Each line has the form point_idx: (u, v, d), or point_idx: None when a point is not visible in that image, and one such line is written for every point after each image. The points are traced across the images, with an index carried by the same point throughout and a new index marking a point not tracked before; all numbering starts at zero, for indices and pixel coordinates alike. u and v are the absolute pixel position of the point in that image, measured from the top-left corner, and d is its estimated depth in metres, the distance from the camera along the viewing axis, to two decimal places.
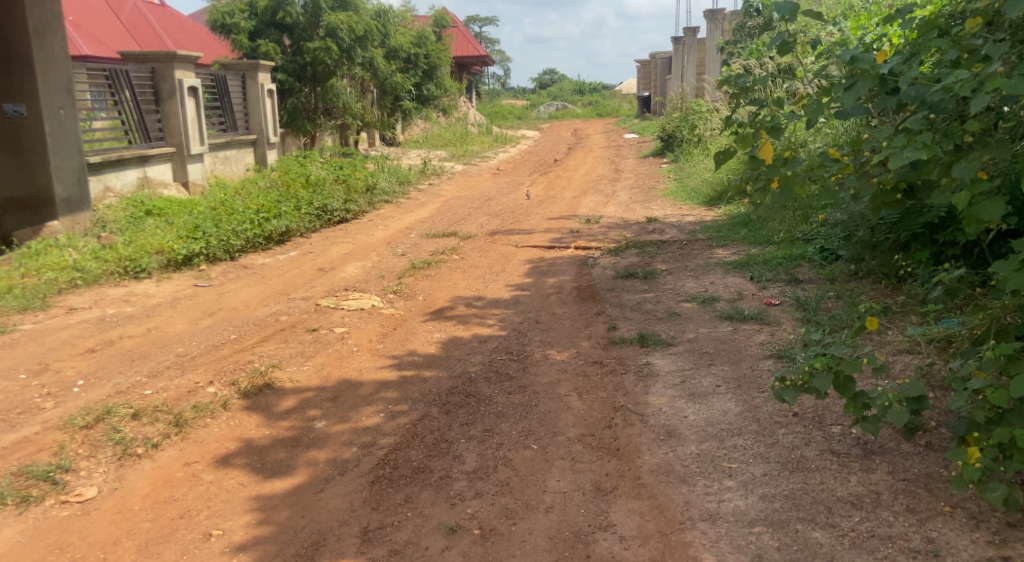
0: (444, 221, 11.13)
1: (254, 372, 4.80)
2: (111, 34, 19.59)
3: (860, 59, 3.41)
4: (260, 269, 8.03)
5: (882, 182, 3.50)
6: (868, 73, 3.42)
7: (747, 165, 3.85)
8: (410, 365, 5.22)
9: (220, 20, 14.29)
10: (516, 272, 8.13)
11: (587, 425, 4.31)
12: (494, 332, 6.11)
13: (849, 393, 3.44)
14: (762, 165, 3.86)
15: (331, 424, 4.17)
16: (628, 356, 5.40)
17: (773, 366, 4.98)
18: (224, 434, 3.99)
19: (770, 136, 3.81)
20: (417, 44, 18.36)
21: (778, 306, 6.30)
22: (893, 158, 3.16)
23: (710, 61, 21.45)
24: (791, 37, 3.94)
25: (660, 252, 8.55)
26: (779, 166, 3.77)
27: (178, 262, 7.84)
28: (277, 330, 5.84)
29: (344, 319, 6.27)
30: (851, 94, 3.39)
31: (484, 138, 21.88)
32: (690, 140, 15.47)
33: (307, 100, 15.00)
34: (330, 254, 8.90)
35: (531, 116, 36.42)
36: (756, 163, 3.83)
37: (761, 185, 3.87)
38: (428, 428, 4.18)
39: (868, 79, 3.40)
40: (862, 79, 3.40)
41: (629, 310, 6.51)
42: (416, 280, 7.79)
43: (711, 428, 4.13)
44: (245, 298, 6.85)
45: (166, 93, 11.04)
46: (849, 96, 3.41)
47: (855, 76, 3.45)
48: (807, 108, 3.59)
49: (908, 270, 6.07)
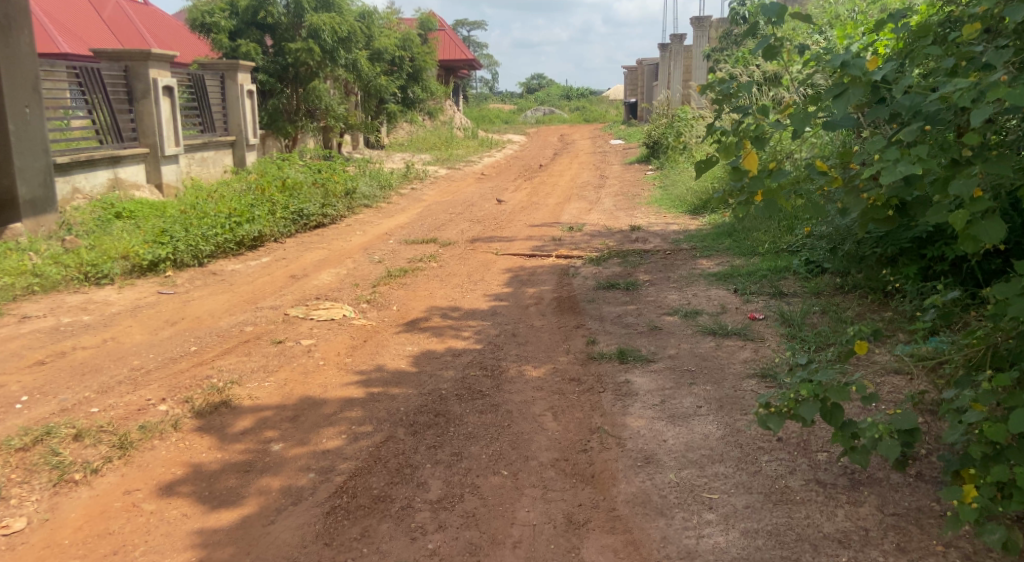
0: (424, 227, 10.89)
1: (210, 388, 4.56)
2: (92, 31, 19.27)
3: (851, 64, 3.18)
4: (230, 275, 7.77)
5: (873, 198, 3.27)
6: (859, 80, 3.19)
7: (730, 176, 3.62)
8: (377, 382, 4.98)
9: (200, 19, 14.01)
10: (495, 281, 7.90)
11: (561, 449, 4.08)
12: (469, 346, 5.87)
13: (837, 422, 3.23)
14: (746, 177, 3.63)
15: (288, 447, 3.94)
16: (606, 373, 5.17)
17: (756, 386, 4.77)
18: (172, 458, 3.76)
19: (754, 145, 3.58)
20: (402, 46, 18.14)
21: (762, 321, 6.09)
22: (886, 172, 2.93)
23: (697, 68, 21.36)
24: (778, 40, 3.71)
25: (643, 262, 8.34)
26: (763, 178, 3.54)
27: (144, 268, 7.58)
28: (240, 341, 5.58)
29: (312, 330, 6.02)
30: (842, 102, 3.16)
31: (470, 142, 21.67)
32: (676, 147, 15.31)
33: (288, 101, 14.72)
34: (304, 260, 8.65)
35: (518, 120, 36.24)
36: (739, 175, 3.60)
37: (744, 198, 3.64)
38: (391, 452, 3.94)
39: (860, 86, 3.16)
40: (853, 86, 3.17)
41: (609, 324, 6.29)
42: (390, 289, 7.54)
43: (690, 454, 3.91)
44: (210, 306, 6.58)
45: (140, 93, 10.76)
46: (839, 105, 3.18)
47: (845, 83, 3.22)
48: (793, 116, 3.35)
49: (896, 285, 5.89)
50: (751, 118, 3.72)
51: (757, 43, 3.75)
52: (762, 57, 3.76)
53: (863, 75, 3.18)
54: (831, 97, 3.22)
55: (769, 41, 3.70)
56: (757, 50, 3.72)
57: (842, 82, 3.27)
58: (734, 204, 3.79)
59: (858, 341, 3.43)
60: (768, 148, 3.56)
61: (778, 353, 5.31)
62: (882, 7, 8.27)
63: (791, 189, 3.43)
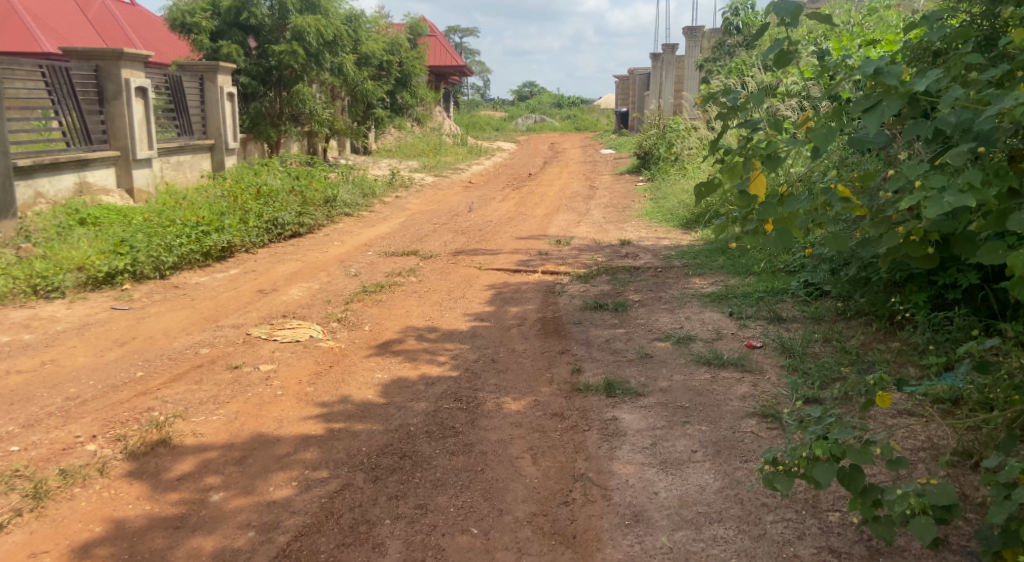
0: (406, 238, 10.42)
1: (149, 423, 4.10)
2: (75, 28, 18.75)
3: (885, 72, 2.76)
4: (193, 289, 7.29)
5: (909, 232, 2.90)
6: (894, 90, 2.80)
7: (737, 203, 3.21)
8: (339, 417, 4.51)
9: (180, 19, 13.39)
10: (477, 299, 7.45)
11: (539, 500, 3.64)
12: (444, 373, 5.40)
13: (857, 487, 2.82)
14: (754, 203, 3.24)
15: (229, 497, 3.52)
16: (592, 408, 4.72)
17: (757, 428, 4.33)
18: (91, 511, 3.39)
19: (764, 165, 3.17)
20: (390, 51, 17.66)
21: (760, 349, 5.65)
22: (930, 203, 2.56)
23: (688, 80, 20.53)
24: (792, 44, 3.30)
25: (633, 279, 7.90)
26: (775, 206, 3.14)
27: (99, 280, 7.11)
28: (192, 366, 5.11)
29: (273, 352, 5.54)
30: (874, 114, 2.75)
31: (458, 149, 21.24)
32: (667, 158, 14.94)
33: (272, 105, 14.22)
34: (275, 272, 8.17)
35: (508, 128, 35.82)
36: (748, 200, 3.19)
37: (753, 227, 3.25)
38: (347, 505, 3.51)
39: (896, 98, 2.75)
40: (887, 98, 2.77)
41: (597, 349, 5.83)
42: (364, 307, 7.06)
43: (685, 511, 3.49)
44: (166, 325, 6.09)
45: (111, 93, 10.24)
46: (871, 120, 2.77)
47: (879, 94, 2.81)
48: (814, 134, 2.94)
49: (905, 314, 5.47)
50: (760, 134, 3.30)
51: (768, 46, 3.33)
52: (772, 62, 3.34)
53: (899, 85, 2.78)
54: (861, 110, 2.81)
55: (781, 45, 3.29)
56: (768, 56, 3.31)
57: (874, 93, 2.87)
58: (739, 232, 3.40)
59: (881, 394, 3.14)
60: (782, 170, 3.15)
61: (779, 388, 4.87)
62: (882, 19, 7.93)
63: (813, 221, 3.02)
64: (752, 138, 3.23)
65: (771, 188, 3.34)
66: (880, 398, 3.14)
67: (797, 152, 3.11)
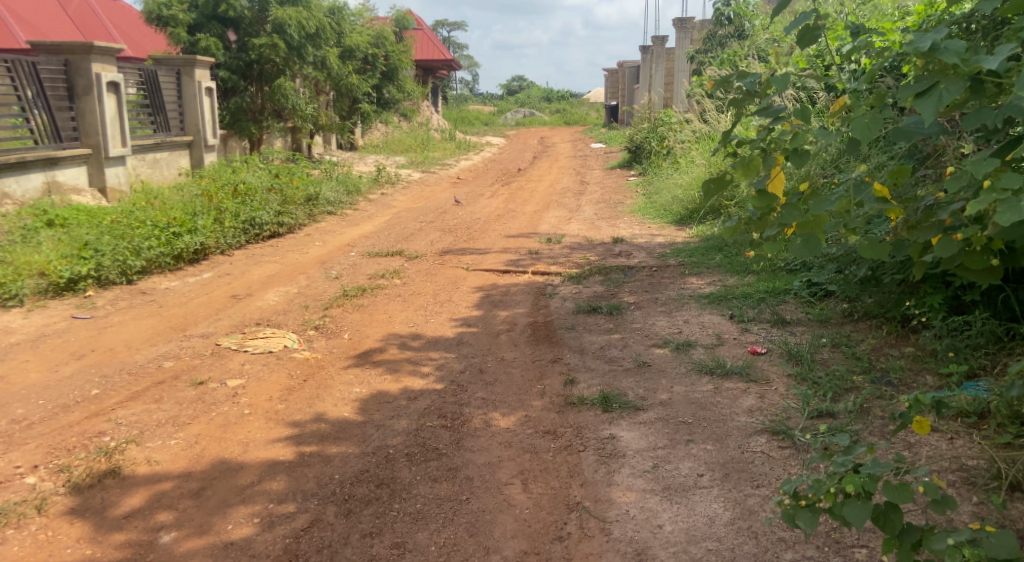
0: (390, 238, 10.03)
1: (97, 451, 3.75)
2: (52, 21, 18.24)
3: (944, 49, 2.50)
4: (162, 294, 6.88)
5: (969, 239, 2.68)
6: (950, 71, 2.54)
7: (755, 204, 2.93)
8: (311, 439, 4.13)
9: (156, 12, 13.01)
10: (464, 302, 7.06)
11: (530, 536, 3.34)
12: (427, 386, 5.02)
13: (894, 529, 2.55)
14: (774, 203, 2.97)
15: (181, 537, 3.20)
16: (586, 425, 4.36)
17: (767, 446, 3.98)
18: (24, 558, 3.07)
19: (790, 158, 2.89)
20: (375, 44, 17.21)
21: (765, 356, 5.28)
22: (1008, 208, 2.35)
23: (678, 72, 20.17)
24: (818, 21, 3.05)
25: (627, 280, 7.53)
26: (800, 208, 2.87)
27: (60, 287, 6.71)
28: (153, 383, 4.72)
29: (243, 366, 5.14)
30: (930, 100, 2.51)
31: (446, 145, 20.81)
32: (659, 152, 14.60)
33: (253, 100, 13.76)
34: (251, 276, 7.76)
35: (497, 123, 35.37)
36: (769, 201, 2.90)
37: (773, 231, 2.98)
38: (314, 545, 3.19)
39: (955, 80, 2.50)
40: (945, 79, 2.51)
41: (590, 358, 5.45)
42: (344, 313, 6.66)
43: (693, 548, 3.23)
44: (128, 335, 5.68)
45: (82, 89, 9.78)
46: (927, 105, 2.51)
47: (934, 75, 2.56)
48: (857, 123, 2.69)
49: (920, 318, 5.12)
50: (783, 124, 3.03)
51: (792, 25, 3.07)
52: (796, 42, 3.08)
53: (957, 67, 2.53)
54: (915, 94, 2.56)
55: (806, 19, 3.04)
56: (791, 32, 3.05)
57: (924, 75, 2.62)
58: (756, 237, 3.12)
59: (920, 420, 2.76)
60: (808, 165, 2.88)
61: (788, 401, 4.51)
62: (880, 7, 7.61)
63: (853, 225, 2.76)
64: (773, 129, 2.96)
65: (792, 188, 3.08)
66: (919, 424, 2.80)
67: (826, 143, 2.84)
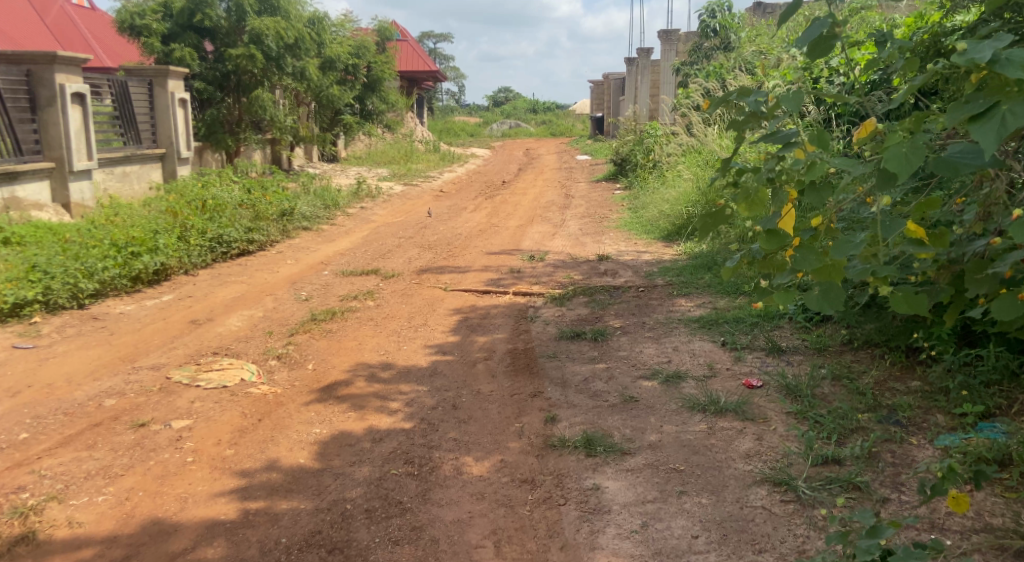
0: (367, 255, 9.59)
1: (12, 512, 3.49)
2: (29, 28, 17.73)
3: (1007, 62, 2.29)
4: (114, 320, 6.45)
5: None
6: (1009, 88, 2.34)
7: (765, 245, 2.77)
8: (259, 492, 3.73)
9: (129, 21, 12.49)
10: (440, 327, 6.62)
11: None
12: (395, 425, 4.57)
13: None
14: (785, 243, 2.77)
15: None
16: (568, 472, 3.94)
17: (766, 499, 3.63)
18: None
19: (808, 193, 2.72)
20: (356, 55, 16.78)
21: (761, 391, 4.84)
22: None
23: (665, 83, 19.79)
24: (835, 26, 2.76)
25: (613, 301, 7.13)
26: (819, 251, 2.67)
27: (4, 313, 6.27)
28: (89, 426, 4.32)
29: (193, 403, 4.69)
30: (989, 126, 2.30)
31: (430, 156, 20.36)
32: (646, 165, 14.23)
33: (229, 111, 13.25)
34: (215, 298, 7.32)
35: (483, 134, 34.97)
36: (779, 242, 2.74)
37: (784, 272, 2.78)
38: None
39: (1019, 99, 2.29)
40: (1007, 99, 2.30)
41: (573, 392, 5.01)
42: (310, 339, 6.21)
43: None
44: (70, 368, 5.26)
45: (44, 100, 9.30)
46: (985, 131, 2.30)
47: (992, 95, 2.34)
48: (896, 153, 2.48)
49: (928, 350, 4.70)
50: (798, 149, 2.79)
51: (806, 31, 2.78)
52: (807, 53, 2.80)
53: (1018, 85, 2.33)
54: (969, 117, 2.35)
55: (821, 26, 2.75)
56: (803, 42, 2.78)
57: (977, 94, 2.41)
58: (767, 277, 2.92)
59: (957, 497, 2.65)
60: (825, 202, 2.70)
61: (789, 444, 4.10)
62: (870, 19, 7.32)
63: (884, 273, 2.62)
64: (783, 158, 2.77)
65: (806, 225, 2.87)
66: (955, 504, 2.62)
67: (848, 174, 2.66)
